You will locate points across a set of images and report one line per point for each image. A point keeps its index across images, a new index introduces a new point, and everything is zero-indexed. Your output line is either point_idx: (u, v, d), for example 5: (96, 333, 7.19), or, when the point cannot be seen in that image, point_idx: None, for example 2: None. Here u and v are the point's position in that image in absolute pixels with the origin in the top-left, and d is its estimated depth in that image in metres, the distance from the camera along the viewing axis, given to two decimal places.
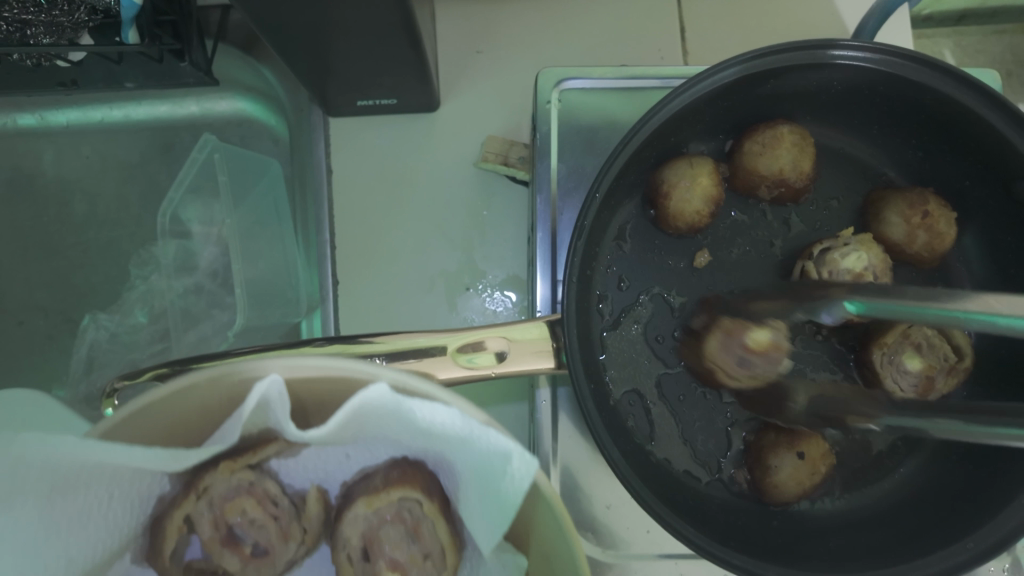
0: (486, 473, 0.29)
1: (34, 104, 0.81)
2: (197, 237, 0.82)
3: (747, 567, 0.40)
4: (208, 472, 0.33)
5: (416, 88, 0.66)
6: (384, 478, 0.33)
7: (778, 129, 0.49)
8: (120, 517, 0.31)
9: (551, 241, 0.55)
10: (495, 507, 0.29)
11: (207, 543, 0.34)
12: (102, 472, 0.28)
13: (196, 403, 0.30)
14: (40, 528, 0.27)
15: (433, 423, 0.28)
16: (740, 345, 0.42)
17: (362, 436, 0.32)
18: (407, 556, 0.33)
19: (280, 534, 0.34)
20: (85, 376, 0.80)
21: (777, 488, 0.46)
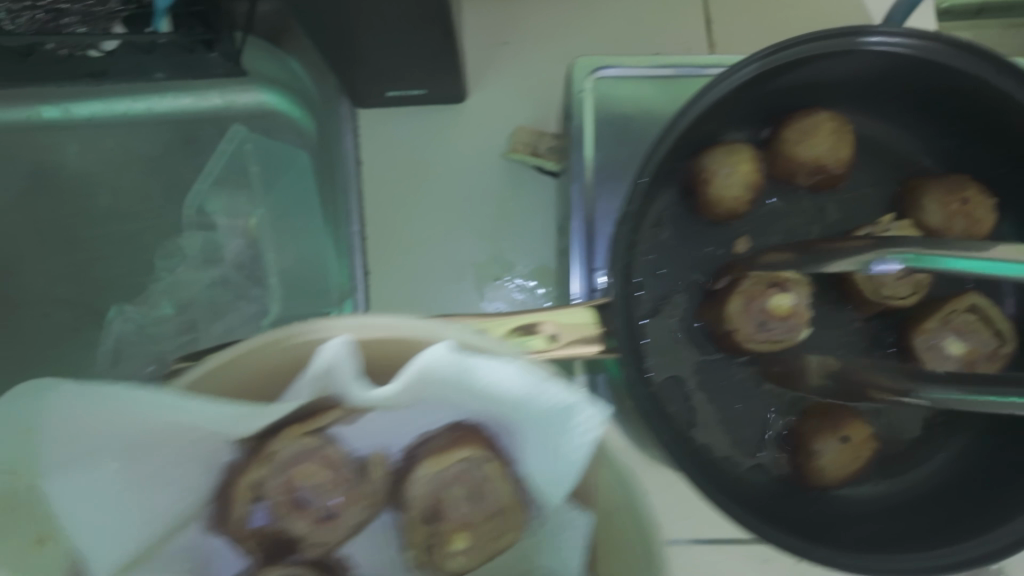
0: (551, 426, 0.31)
1: (58, 95, 0.80)
2: (222, 229, 0.83)
3: (792, 546, 0.40)
4: (277, 437, 0.33)
5: (446, 79, 0.66)
6: (448, 438, 0.34)
7: (815, 117, 0.49)
8: (194, 479, 0.33)
9: (586, 230, 0.55)
10: (562, 457, 0.31)
11: (275, 508, 0.33)
12: (169, 434, 0.31)
13: (266, 366, 0.32)
14: (121, 483, 0.32)
15: (500, 382, 0.30)
16: (762, 309, 0.47)
17: (422, 402, 0.33)
18: (473, 514, 0.33)
19: (349, 497, 0.34)
20: (111, 369, 0.80)
21: (821, 472, 0.48)
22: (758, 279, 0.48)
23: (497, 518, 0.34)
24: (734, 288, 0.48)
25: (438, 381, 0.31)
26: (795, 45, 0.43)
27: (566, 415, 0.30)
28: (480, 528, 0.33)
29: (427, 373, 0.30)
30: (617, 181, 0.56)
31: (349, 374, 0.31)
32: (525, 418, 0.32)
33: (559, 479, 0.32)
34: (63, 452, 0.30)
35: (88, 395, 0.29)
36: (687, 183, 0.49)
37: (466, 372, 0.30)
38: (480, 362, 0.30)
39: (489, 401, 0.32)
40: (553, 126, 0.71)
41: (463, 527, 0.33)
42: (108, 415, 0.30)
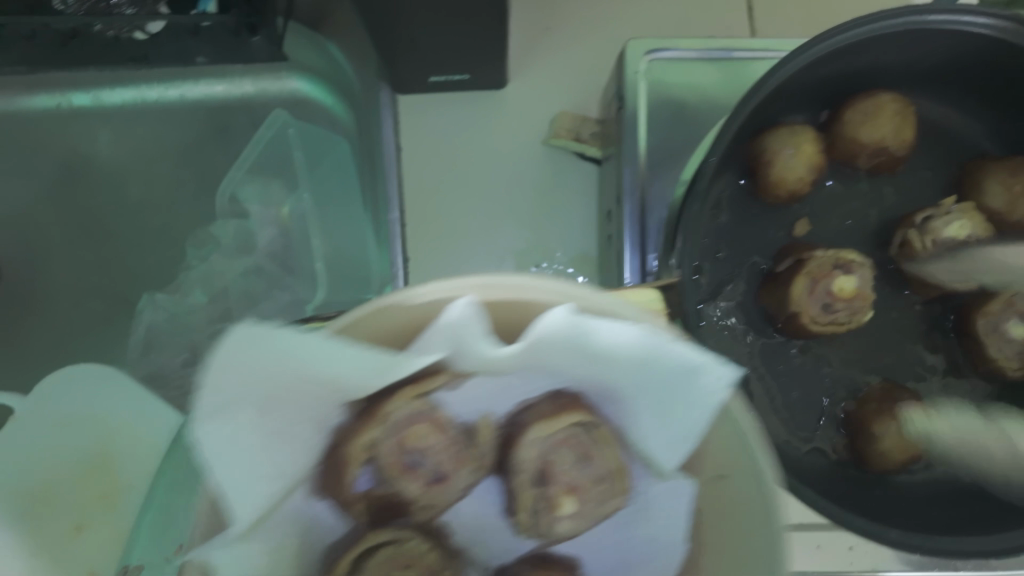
0: (671, 389, 0.31)
1: (89, 82, 0.78)
2: (256, 217, 0.82)
3: (831, 515, 0.41)
4: (390, 398, 0.32)
5: (491, 62, 0.66)
6: (552, 404, 0.34)
7: (880, 98, 0.49)
8: (313, 443, 0.32)
9: (639, 211, 0.55)
10: (679, 420, 0.32)
11: (384, 470, 0.33)
12: (307, 386, 0.30)
13: (393, 324, 0.32)
14: (256, 435, 0.29)
15: (622, 342, 0.31)
16: (827, 291, 0.47)
17: (531, 367, 0.33)
18: (582, 479, 0.34)
19: (456, 459, 0.34)
20: (143, 358, 0.79)
21: (879, 457, 0.47)
22: (824, 260, 0.48)
23: (603, 482, 0.34)
24: (798, 269, 0.48)
25: (558, 343, 0.31)
26: (872, 24, 0.42)
27: (689, 376, 0.31)
28: (587, 493, 0.34)
29: (549, 334, 0.30)
30: (669, 166, 0.56)
31: (476, 329, 0.30)
32: (639, 382, 0.32)
33: (676, 448, 0.33)
34: (210, 398, 0.28)
35: (253, 337, 0.27)
36: (748, 164, 0.49)
37: (585, 336, 0.30)
38: (601, 325, 0.30)
39: (603, 365, 0.32)
40: (595, 110, 0.70)
41: (572, 489, 0.33)
42: (260, 360, 0.28)
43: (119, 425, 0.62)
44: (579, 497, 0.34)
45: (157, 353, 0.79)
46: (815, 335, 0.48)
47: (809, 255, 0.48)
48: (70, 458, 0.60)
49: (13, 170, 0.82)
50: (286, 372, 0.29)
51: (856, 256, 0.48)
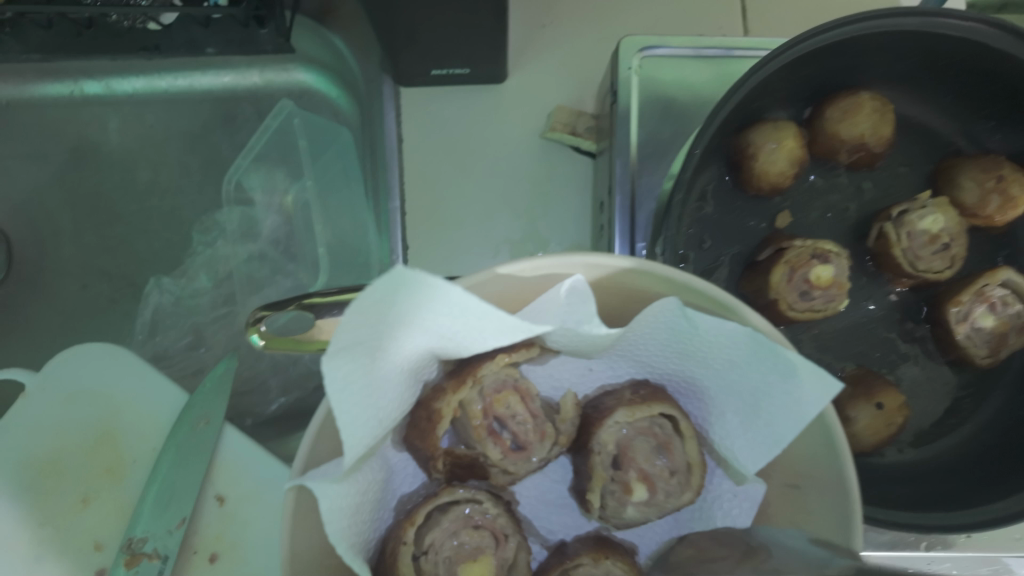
0: (769, 393, 0.35)
1: (101, 71, 0.82)
2: (259, 205, 0.84)
3: None
4: (487, 364, 0.38)
5: (490, 56, 0.68)
6: (635, 394, 0.40)
7: (859, 96, 0.52)
8: (408, 389, 0.37)
9: (629, 203, 0.57)
10: (768, 424, 0.36)
11: (472, 433, 0.40)
12: (420, 336, 0.34)
13: (520, 287, 0.36)
14: (373, 376, 0.33)
15: (719, 339, 0.35)
16: (805, 279, 0.50)
17: (626, 356, 0.40)
18: (656, 469, 0.41)
19: (537, 432, 0.42)
20: (149, 338, 0.83)
21: (854, 438, 0.50)
22: (802, 250, 0.50)
23: (677, 475, 0.41)
24: (778, 258, 0.50)
25: (658, 330, 0.36)
26: (854, 23, 0.44)
27: (790, 383, 0.34)
28: (658, 482, 0.41)
29: (652, 317, 0.36)
30: (659, 159, 0.58)
31: (589, 309, 0.35)
32: (735, 379, 0.37)
33: (759, 452, 0.37)
34: (349, 337, 0.30)
35: (397, 284, 0.30)
36: (733, 157, 0.51)
37: (692, 325, 0.35)
38: (702, 318, 0.35)
39: (694, 362, 0.38)
40: (591, 106, 0.73)
41: (644, 478, 0.41)
42: (390, 305, 0.31)
43: (125, 401, 0.63)
44: (648, 484, 0.41)
45: (162, 333, 0.83)
46: (793, 321, 0.52)
47: (788, 244, 0.50)
48: (78, 431, 0.63)
49: (27, 155, 0.85)
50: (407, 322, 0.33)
51: (833, 247, 0.51)
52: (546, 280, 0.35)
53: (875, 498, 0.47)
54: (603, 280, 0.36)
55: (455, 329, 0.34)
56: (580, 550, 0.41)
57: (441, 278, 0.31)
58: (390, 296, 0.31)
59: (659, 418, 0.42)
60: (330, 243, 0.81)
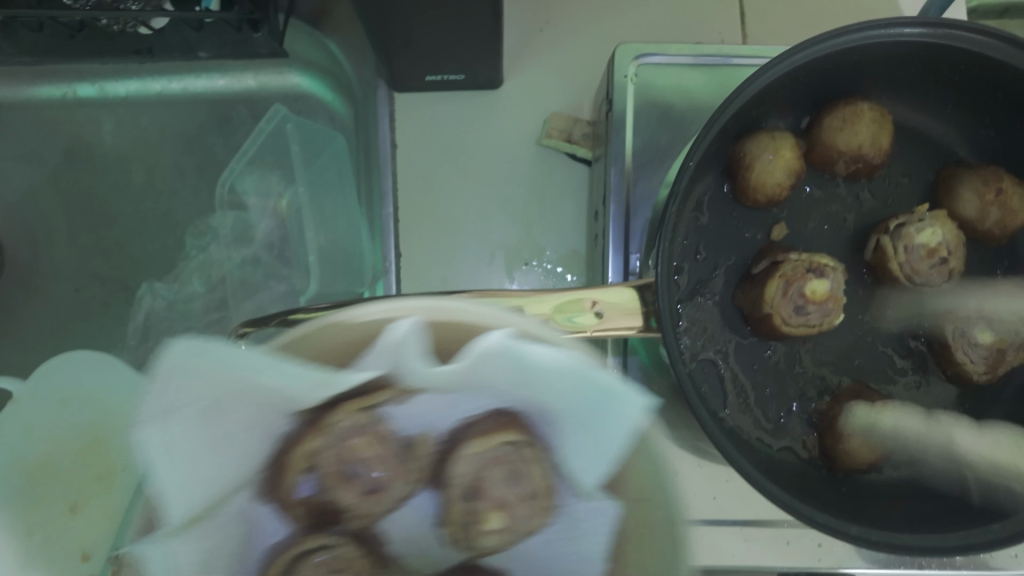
0: (596, 413, 0.36)
1: (95, 73, 0.82)
2: (253, 209, 0.84)
3: (788, 500, 0.42)
4: (334, 411, 0.35)
5: (488, 62, 0.67)
6: (491, 423, 0.37)
7: (858, 106, 0.51)
8: (260, 449, 0.35)
9: (624, 212, 0.56)
10: (596, 443, 0.36)
11: (324, 479, 0.35)
12: (251, 396, 0.34)
13: (348, 333, 0.36)
14: (199, 439, 0.34)
15: (548, 366, 0.35)
16: (799, 294, 0.49)
17: (478, 390, 0.36)
18: (512, 496, 0.36)
19: (396, 470, 0.37)
20: (142, 343, 0.82)
21: (849, 456, 0.48)
22: (798, 264, 0.49)
23: (531, 500, 0.37)
24: (774, 271, 0.49)
25: (494, 367, 0.35)
26: (849, 34, 0.44)
27: (609, 400, 0.36)
28: (516, 509, 0.36)
29: (484, 356, 0.35)
30: (656, 167, 0.57)
31: (417, 348, 0.35)
32: (569, 404, 0.36)
33: (589, 470, 0.36)
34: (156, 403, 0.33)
35: (200, 351, 0.33)
36: (729, 167, 0.51)
37: (521, 358, 0.35)
38: (531, 350, 0.35)
39: (530, 391, 0.36)
40: (587, 113, 0.72)
41: (500, 507, 0.36)
42: (202, 369, 0.33)
43: (114, 409, 0.63)
44: (505, 513, 0.36)
45: (155, 338, 0.82)
46: (789, 336, 0.50)
47: (783, 258, 0.50)
48: (67, 439, 0.62)
49: (22, 156, 0.84)
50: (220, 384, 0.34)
51: (828, 260, 0.50)
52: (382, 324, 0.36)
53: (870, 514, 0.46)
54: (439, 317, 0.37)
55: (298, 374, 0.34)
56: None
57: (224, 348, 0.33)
58: (197, 360, 0.33)
59: (518, 445, 0.36)
60: (323, 247, 0.80)
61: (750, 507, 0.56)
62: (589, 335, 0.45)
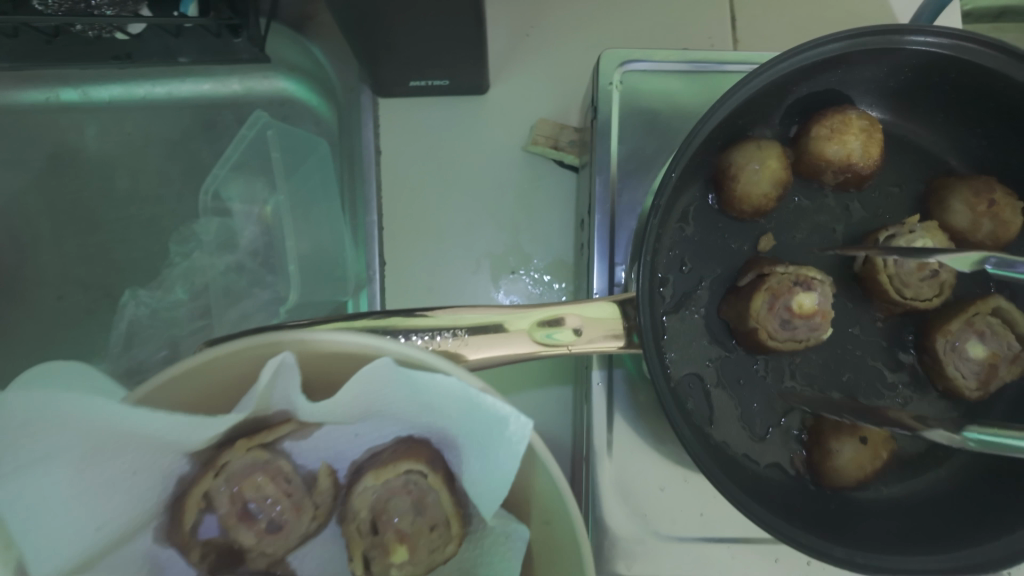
0: (490, 437, 0.33)
1: (79, 78, 0.81)
2: (238, 214, 0.82)
3: (770, 522, 0.41)
4: (228, 449, 0.38)
5: (472, 68, 0.66)
6: (391, 453, 0.39)
7: (846, 114, 0.50)
8: (146, 490, 0.36)
9: (609, 222, 0.55)
10: (495, 468, 0.34)
11: (224, 519, 0.39)
12: (132, 440, 0.33)
13: (224, 374, 0.35)
14: (75, 489, 0.33)
15: (435, 389, 0.33)
16: (786, 308, 0.48)
17: (377, 418, 0.38)
18: (413, 527, 0.37)
19: (292, 508, 0.39)
20: (125, 351, 0.79)
21: (837, 472, 0.47)
22: (784, 277, 0.48)
23: (437, 529, 0.38)
24: (759, 285, 0.48)
25: (381, 391, 0.34)
26: (835, 42, 0.43)
27: (498, 423, 0.32)
28: (418, 541, 0.37)
29: (366, 384, 0.34)
30: (642, 175, 0.56)
31: (293, 385, 0.34)
32: (465, 427, 0.34)
33: (492, 498, 0.35)
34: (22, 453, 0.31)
35: (64, 401, 0.31)
36: (714, 177, 0.49)
37: (405, 383, 0.33)
38: (412, 376, 0.33)
39: (429, 414, 0.36)
40: (575, 119, 0.71)
41: (401, 539, 0.37)
42: (66, 418, 0.31)
43: None
44: (410, 545, 0.37)
45: (139, 346, 0.79)
46: (775, 351, 0.49)
47: (770, 271, 0.49)
48: None
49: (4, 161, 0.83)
50: (99, 431, 0.32)
51: (816, 274, 0.49)
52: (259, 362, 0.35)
53: (857, 534, 0.45)
54: (315, 349, 0.34)
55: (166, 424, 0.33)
56: None
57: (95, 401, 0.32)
58: (58, 408, 0.31)
59: (415, 475, 0.38)
60: (302, 255, 0.78)
61: (738, 523, 0.54)
62: (567, 352, 0.44)
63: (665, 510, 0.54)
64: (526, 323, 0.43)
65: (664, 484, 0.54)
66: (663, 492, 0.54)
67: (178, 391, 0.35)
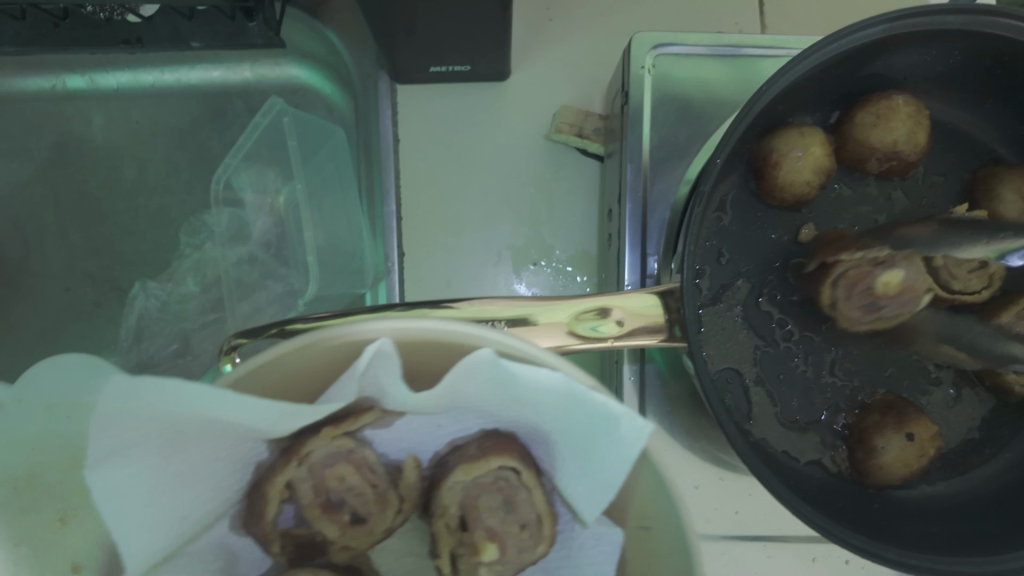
0: (593, 435, 0.31)
1: (85, 64, 0.79)
2: (250, 206, 0.80)
3: (821, 523, 0.39)
4: (310, 437, 0.35)
5: (495, 53, 0.64)
6: (480, 448, 0.36)
7: (892, 100, 0.47)
8: (226, 478, 0.33)
9: (641, 211, 0.53)
10: (599, 471, 0.32)
11: (305, 509, 0.37)
12: (215, 427, 0.31)
13: (303, 364, 0.33)
14: (161, 480, 0.30)
15: (537, 383, 0.30)
16: (869, 291, 0.46)
17: (467, 410, 0.34)
18: (503, 526, 0.36)
19: (377, 501, 0.38)
20: (135, 345, 0.78)
21: (882, 470, 0.45)
22: (858, 262, 0.46)
23: (528, 528, 0.36)
24: (825, 277, 0.47)
25: (473, 381, 0.31)
26: (890, 23, 0.41)
27: (610, 425, 0.30)
28: (508, 540, 0.36)
29: (468, 374, 0.30)
30: (673, 164, 0.54)
31: (389, 371, 0.31)
32: (568, 431, 0.33)
33: (594, 501, 0.33)
34: (106, 444, 0.28)
35: (148, 387, 0.27)
36: (754, 165, 0.48)
37: (510, 376, 0.30)
38: (519, 367, 0.30)
39: (523, 407, 0.33)
40: (599, 106, 0.69)
41: (492, 536, 0.36)
42: (155, 406, 0.28)
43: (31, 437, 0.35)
44: (499, 542, 0.36)
45: (149, 340, 0.78)
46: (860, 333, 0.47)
47: (835, 260, 0.47)
48: None
49: (6, 150, 0.81)
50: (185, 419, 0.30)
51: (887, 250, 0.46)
52: (342, 351, 0.32)
53: (911, 536, 0.43)
54: (414, 340, 0.32)
55: (240, 414, 0.30)
56: None
57: (181, 385, 0.28)
58: (146, 398, 0.27)
59: (504, 471, 0.36)
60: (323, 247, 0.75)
61: (776, 523, 0.52)
62: (610, 344, 0.42)
63: (698, 509, 0.52)
64: (568, 315, 0.41)
65: (699, 480, 0.52)
66: (698, 491, 0.52)
67: (252, 384, 0.32)
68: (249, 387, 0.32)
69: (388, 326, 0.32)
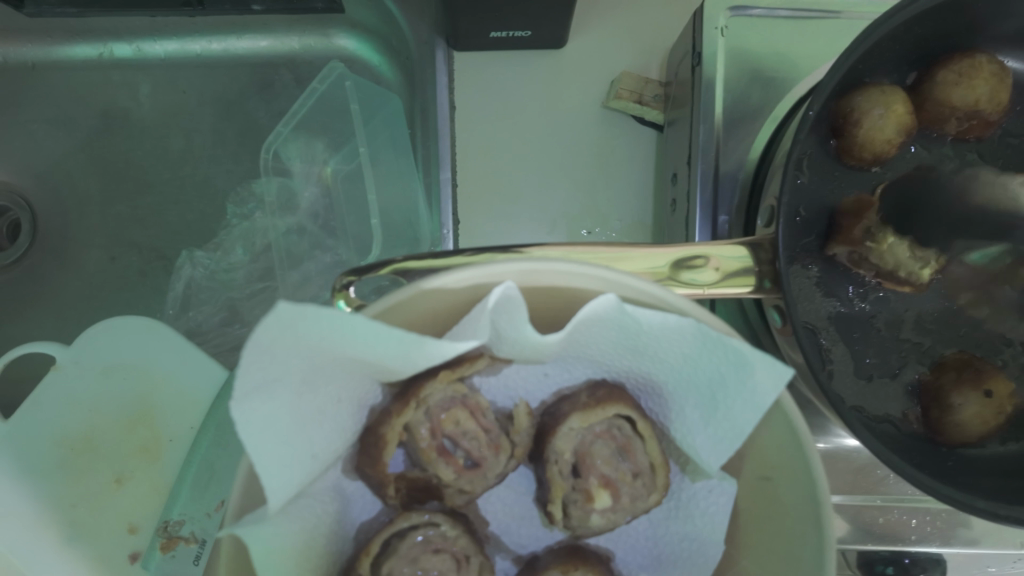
0: (721, 385, 0.36)
1: (131, 32, 0.79)
2: (297, 176, 0.79)
3: (914, 475, 0.39)
4: (430, 380, 0.39)
5: (557, 18, 0.64)
6: (592, 396, 0.41)
7: (975, 59, 0.48)
8: (343, 418, 0.38)
9: (713, 175, 0.53)
10: (726, 421, 0.37)
11: (424, 454, 0.40)
12: (349, 364, 0.35)
13: (442, 300, 0.36)
14: (293, 417, 0.33)
15: (663, 327, 0.35)
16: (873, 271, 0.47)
17: (578, 358, 0.40)
18: (618, 473, 0.42)
19: (492, 446, 0.42)
20: (183, 313, 0.79)
21: (958, 427, 0.46)
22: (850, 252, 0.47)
23: (641, 477, 0.42)
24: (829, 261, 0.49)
25: (599, 327, 0.36)
26: None
27: (740, 371, 0.35)
28: (622, 487, 0.41)
29: (594, 319, 0.35)
30: (745, 126, 0.54)
31: (520, 318, 0.35)
32: (680, 377, 0.38)
33: (719, 452, 0.38)
34: (258, 378, 0.30)
35: (300, 324, 0.30)
36: (833, 124, 0.48)
37: (635, 322, 0.35)
38: (643, 315, 0.35)
39: (640, 357, 0.39)
40: (656, 74, 0.69)
41: (607, 484, 0.41)
42: (307, 339, 0.31)
43: (162, 379, 0.64)
44: (611, 489, 0.41)
45: (196, 308, 0.79)
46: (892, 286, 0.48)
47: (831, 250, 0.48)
48: (114, 410, 0.63)
49: (53, 119, 0.82)
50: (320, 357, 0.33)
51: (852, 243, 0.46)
52: (475, 290, 0.36)
53: (987, 491, 0.43)
54: (538, 284, 0.36)
55: (377, 345, 0.33)
56: (550, 562, 0.43)
57: (330, 321, 0.31)
58: (301, 332, 0.30)
59: (617, 420, 0.42)
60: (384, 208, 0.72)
61: (837, 484, 0.54)
62: (702, 294, 0.42)
63: None
64: (667, 265, 0.41)
65: None
66: None
67: (400, 316, 0.35)
68: (399, 318, 0.35)
69: (517, 270, 0.35)
